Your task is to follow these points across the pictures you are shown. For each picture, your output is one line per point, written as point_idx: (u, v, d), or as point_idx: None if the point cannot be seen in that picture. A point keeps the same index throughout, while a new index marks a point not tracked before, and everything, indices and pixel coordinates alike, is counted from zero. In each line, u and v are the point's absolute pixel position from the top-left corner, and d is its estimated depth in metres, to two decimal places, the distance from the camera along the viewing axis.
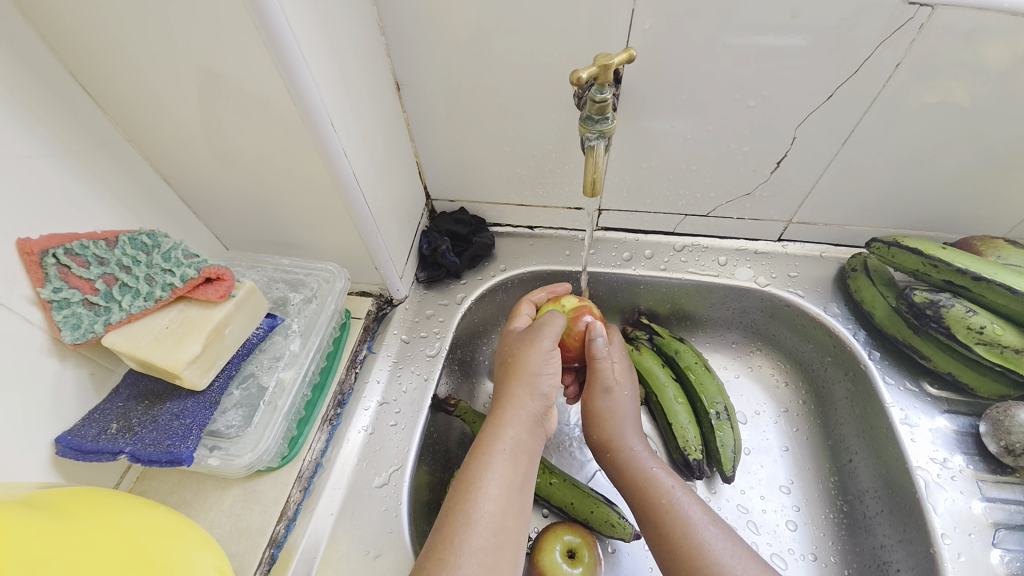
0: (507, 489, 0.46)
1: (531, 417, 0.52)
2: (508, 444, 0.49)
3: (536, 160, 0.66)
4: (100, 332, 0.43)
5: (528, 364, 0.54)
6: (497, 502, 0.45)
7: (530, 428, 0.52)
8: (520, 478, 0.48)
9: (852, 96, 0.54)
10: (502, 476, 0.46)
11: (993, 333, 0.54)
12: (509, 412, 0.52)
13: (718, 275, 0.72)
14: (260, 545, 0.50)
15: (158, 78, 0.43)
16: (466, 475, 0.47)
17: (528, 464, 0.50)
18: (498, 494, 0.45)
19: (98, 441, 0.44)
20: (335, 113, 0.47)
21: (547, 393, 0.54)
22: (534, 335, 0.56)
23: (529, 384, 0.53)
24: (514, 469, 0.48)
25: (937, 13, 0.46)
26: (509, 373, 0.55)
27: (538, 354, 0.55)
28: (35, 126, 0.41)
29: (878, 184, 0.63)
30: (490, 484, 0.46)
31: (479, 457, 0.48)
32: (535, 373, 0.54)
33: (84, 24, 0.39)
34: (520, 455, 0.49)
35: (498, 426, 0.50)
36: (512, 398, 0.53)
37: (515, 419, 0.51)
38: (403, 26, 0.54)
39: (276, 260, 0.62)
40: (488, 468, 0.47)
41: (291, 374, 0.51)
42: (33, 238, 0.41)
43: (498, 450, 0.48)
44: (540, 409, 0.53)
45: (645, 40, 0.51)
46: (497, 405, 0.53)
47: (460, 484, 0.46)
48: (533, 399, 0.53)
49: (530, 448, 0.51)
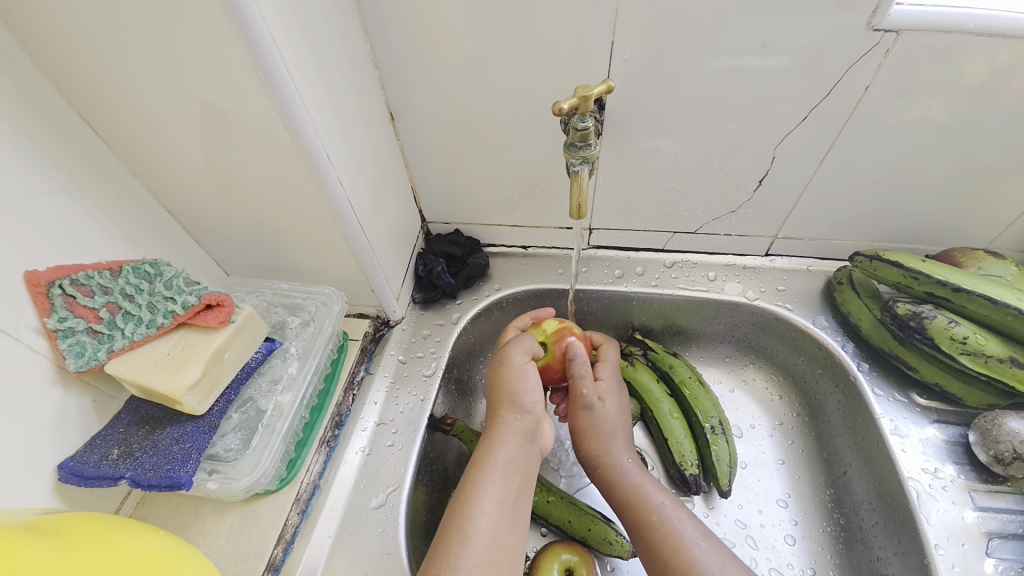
0: (502, 507, 0.47)
1: (521, 434, 0.53)
2: (501, 463, 0.50)
3: (527, 182, 0.68)
4: (104, 360, 0.45)
5: (506, 384, 0.55)
6: (492, 519, 0.46)
7: (522, 446, 0.52)
8: (514, 495, 0.48)
9: (829, 115, 0.56)
10: (495, 493, 0.47)
11: (976, 343, 0.55)
12: (501, 431, 0.52)
13: (708, 290, 0.73)
14: (258, 569, 0.50)
15: (161, 113, 0.45)
16: (462, 493, 0.48)
17: (521, 481, 0.50)
18: (493, 510, 0.46)
19: (99, 467, 0.45)
20: (329, 143, 0.49)
21: (535, 409, 0.54)
22: (505, 355, 0.57)
23: (517, 400, 0.54)
24: (508, 486, 0.48)
25: (902, 38, 0.48)
26: (495, 393, 0.56)
27: (512, 371, 0.55)
28: (42, 164, 0.43)
29: (858, 199, 0.64)
30: (485, 501, 0.46)
31: (473, 475, 0.49)
32: (518, 389, 0.54)
33: (92, 67, 0.42)
34: (513, 472, 0.50)
35: (491, 444, 0.51)
36: (502, 417, 0.53)
37: (508, 438, 0.51)
38: (396, 59, 0.57)
39: (275, 284, 0.64)
40: (483, 487, 0.47)
41: (288, 398, 0.53)
42: (41, 269, 0.43)
43: (491, 468, 0.49)
44: (530, 425, 0.53)
45: (625, 68, 0.54)
46: (490, 425, 0.54)
47: (456, 502, 0.47)
48: (521, 417, 0.53)
49: (523, 465, 0.51)
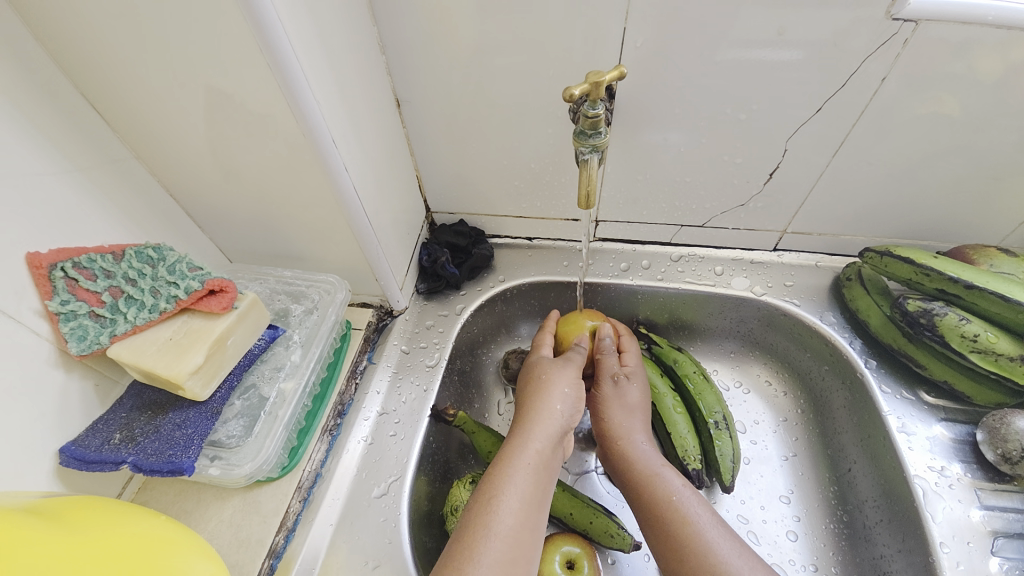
0: (527, 503, 0.46)
1: (557, 431, 0.52)
2: (532, 459, 0.49)
3: (533, 172, 0.67)
4: (106, 344, 0.44)
5: (552, 380, 0.57)
6: (515, 516, 0.45)
7: (555, 443, 0.52)
8: (539, 494, 0.48)
9: (843, 107, 0.55)
10: (521, 489, 0.47)
11: (987, 342, 0.55)
12: (533, 427, 0.52)
13: (714, 284, 0.73)
14: (258, 556, 0.50)
15: (164, 94, 0.45)
16: (486, 489, 0.47)
17: (547, 480, 0.50)
18: (518, 508, 0.46)
19: (101, 451, 0.44)
20: (335, 128, 0.48)
21: (574, 411, 0.55)
22: (550, 382, 0.57)
23: (555, 400, 0.54)
24: (535, 484, 0.48)
25: (921, 28, 0.47)
26: (535, 390, 0.56)
27: (558, 372, 0.58)
28: (45, 144, 0.43)
29: (869, 193, 0.63)
30: (511, 498, 0.46)
31: (502, 469, 0.48)
32: (560, 389, 0.55)
33: (95, 45, 0.41)
34: (542, 470, 0.49)
35: (523, 438, 0.51)
36: (538, 412, 0.53)
37: (542, 433, 0.51)
38: (403, 44, 0.56)
39: (278, 272, 0.63)
40: (511, 481, 0.47)
41: (291, 385, 0.52)
42: (42, 252, 0.42)
43: (522, 463, 0.49)
44: (565, 424, 0.53)
45: (636, 56, 0.53)
46: (521, 421, 0.53)
47: (481, 497, 0.47)
48: (557, 414, 0.53)
49: (551, 464, 0.51)
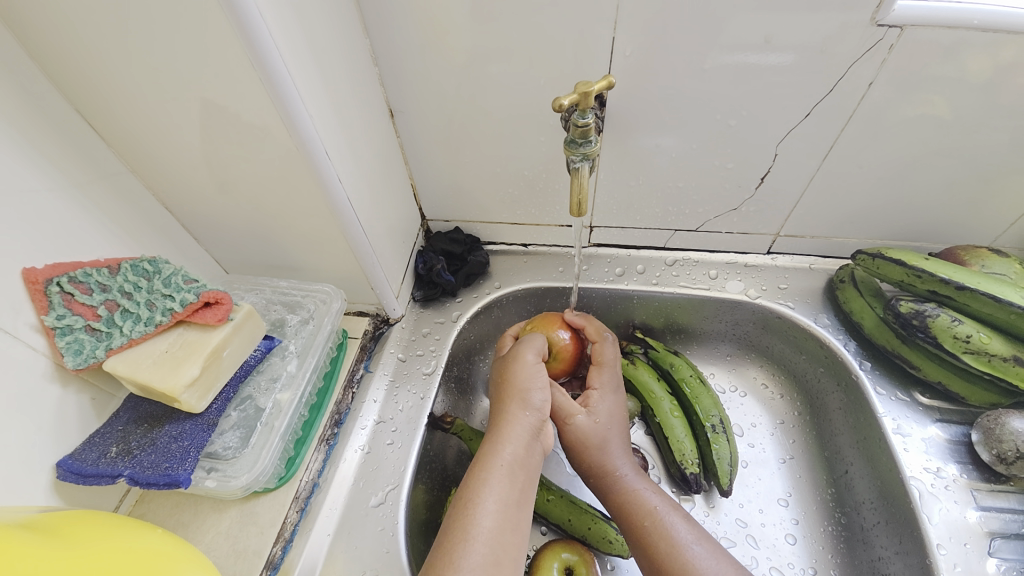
0: (506, 505, 0.46)
1: (528, 431, 0.52)
2: (507, 460, 0.49)
3: (527, 179, 0.68)
4: (102, 358, 0.44)
5: (518, 381, 0.55)
6: (495, 518, 0.45)
7: (528, 443, 0.52)
8: (518, 495, 0.48)
9: (832, 111, 0.55)
10: (499, 491, 0.47)
11: (980, 342, 0.55)
12: (506, 430, 0.52)
13: (709, 288, 0.73)
14: (256, 567, 0.50)
15: (158, 109, 0.45)
16: (465, 492, 0.47)
17: (526, 480, 0.50)
18: (496, 509, 0.46)
19: (98, 465, 0.44)
20: (328, 140, 0.49)
21: (542, 407, 0.54)
22: (516, 391, 0.54)
23: (525, 400, 0.54)
24: (513, 485, 0.48)
25: (906, 33, 0.48)
26: (504, 391, 0.55)
27: (524, 369, 0.56)
28: (39, 160, 0.43)
29: (861, 196, 0.64)
30: (488, 500, 0.46)
31: (478, 473, 0.48)
32: (528, 391, 0.54)
33: (88, 62, 0.42)
34: (518, 471, 0.49)
35: (497, 442, 0.51)
36: (509, 414, 0.53)
37: (514, 436, 0.51)
38: (395, 55, 0.56)
39: (274, 282, 0.63)
40: (487, 485, 0.47)
41: (288, 396, 0.52)
42: (38, 267, 0.43)
43: (498, 466, 0.49)
44: (536, 423, 0.53)
45: (626, 64, 0.54)
46: (496, 422, 0.53)
47: (460, 501, 0.47)
48: (527, 414, 0.53)
49: (528, 464, 0.51)
